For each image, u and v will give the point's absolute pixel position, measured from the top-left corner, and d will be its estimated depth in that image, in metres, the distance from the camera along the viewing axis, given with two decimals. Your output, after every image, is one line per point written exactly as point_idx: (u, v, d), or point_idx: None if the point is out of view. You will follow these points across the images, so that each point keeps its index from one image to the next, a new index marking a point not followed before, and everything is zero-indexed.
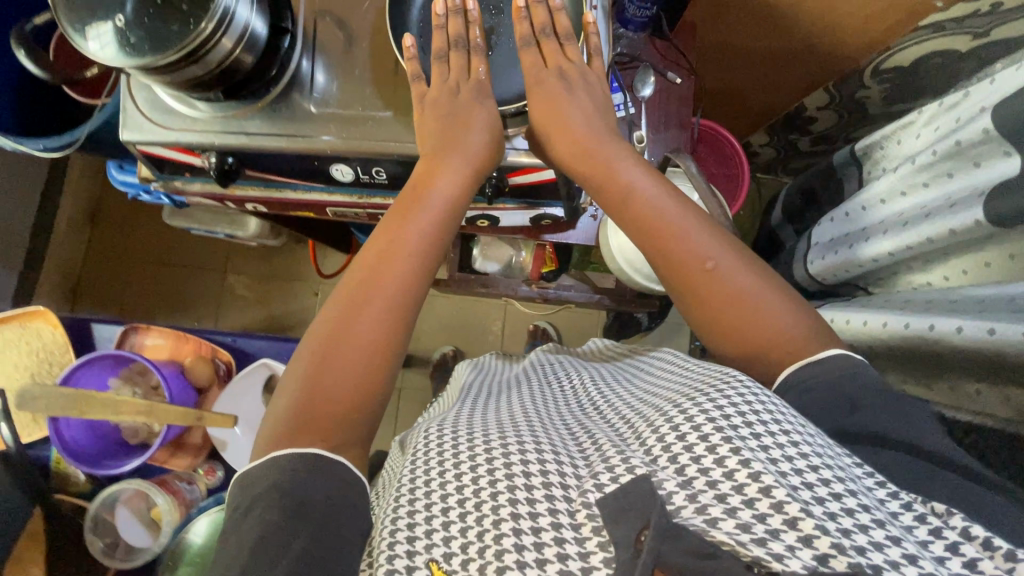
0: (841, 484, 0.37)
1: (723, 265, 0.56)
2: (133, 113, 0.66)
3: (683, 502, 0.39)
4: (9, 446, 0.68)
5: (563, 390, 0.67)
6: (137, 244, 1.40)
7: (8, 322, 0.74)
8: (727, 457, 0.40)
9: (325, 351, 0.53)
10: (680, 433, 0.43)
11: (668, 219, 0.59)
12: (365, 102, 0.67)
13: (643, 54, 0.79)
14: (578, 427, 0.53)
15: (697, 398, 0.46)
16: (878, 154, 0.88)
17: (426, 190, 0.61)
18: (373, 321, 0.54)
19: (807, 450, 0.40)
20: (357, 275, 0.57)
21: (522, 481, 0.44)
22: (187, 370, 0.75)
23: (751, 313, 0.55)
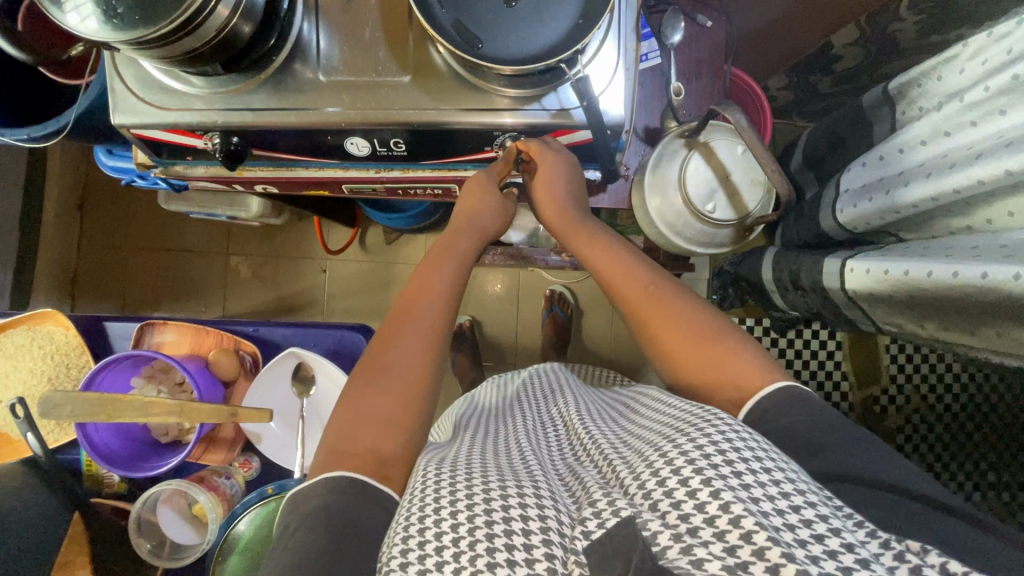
0: (824, 524, 0.38)
1: (687, 315, 0.60)
2: (123, 95, 0.60)
3: (669, 543, 0.38)
4: (37, 453, 0.65)
5: (546, 418, 0.65)
6: (132, 230, 1.34)
7: (16, 326, 0.71)
8: (708, 502, 0.39)
9: (354, 401, 0.56)
10: (659, 478, 0.42)
11: (640, 281, 0.63)
12: (379, 67, 0.61)
13: None
14: (566, 468, 0.52)
15: (677, 440, 0.45)
16: (914, 92, 0.83)
17: (436, 261, 0.67)
18: (400, 372, 0.57)
19: (788, 489, 0.40)
20: (379, 339, 0.61)
21: (519, 523, 0.41)
22: (211, 364, 0.72)
23: (719, 358, 0.57)
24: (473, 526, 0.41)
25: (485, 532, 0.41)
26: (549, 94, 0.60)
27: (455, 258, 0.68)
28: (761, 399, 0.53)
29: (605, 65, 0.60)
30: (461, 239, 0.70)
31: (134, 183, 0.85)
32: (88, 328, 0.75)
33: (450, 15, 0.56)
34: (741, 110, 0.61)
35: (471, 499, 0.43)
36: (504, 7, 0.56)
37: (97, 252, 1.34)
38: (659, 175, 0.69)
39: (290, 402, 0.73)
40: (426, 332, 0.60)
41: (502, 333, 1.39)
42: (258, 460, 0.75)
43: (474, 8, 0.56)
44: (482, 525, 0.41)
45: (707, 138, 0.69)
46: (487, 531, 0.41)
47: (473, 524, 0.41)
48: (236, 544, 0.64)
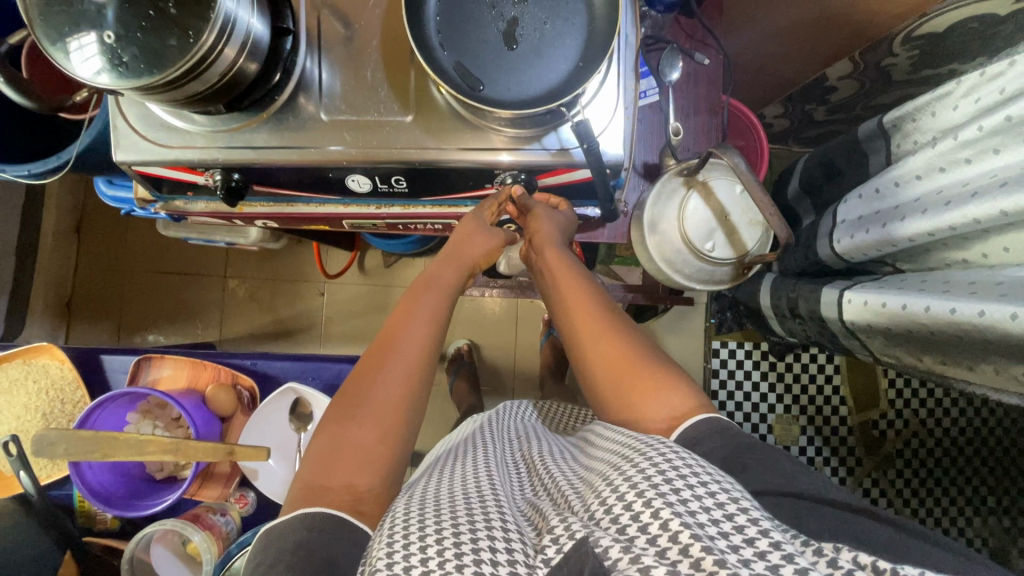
0: (754, 527, 0.39)
1: (644, 362, 0.59)
2: (125, 132, 0.61)
3: (619, 555, 0.38)
4: (29, 491, 0.64)
5: (513, 462, 0.63)
6: (129, 253, 1.34)
7: (11, 360, 0.70)
8: (650, 523, 0.40)
9: (336, 429, 0.55)
10: (606, 505, 0.43)
11: (605, 329, 0.62)
12: (381, 106, 0.62)
13: (668, 33, 0.73)
14: (528, 509, 0.50)
15: (624, 467, 0.46)
16: (909, 125, 0.84)
17: (419, 292, 0.66)
18: (380, 399, 0.56)
19: (723, 499, 0.41)
20: (358, 373, 0.59)
21: (488, 555, 0.40)
22: (208, 400, 0.71)
23: (656, 394, 0.56)
24: (442, 559, 0.39)
25: (455, 563, 0.39)
26: (549, 133, 0.61)
27: (438, 287, 0.68)
28: (686, 429, 0.52)
29: (604, 107, 0.61)
30: (445, 267, 0.70)
31: (134, 213, 0.85)
32: (84, 362, 0.75)
33: (452, 58, 0.57)
34: (739, 153, 0.61)
35: (442, 534, 0.42)
36: (506, 50, 0.57)
37: (95, 275, 1.33)
38: (659, 213, 0.70)
39: (287, 439, 0.73)
40: (410, 358, 0.60)
41: (501, 356, 1.38)
42: (255, 495, 0.74)
43: (476, 51, 0.57)
44: (452, 557, 0.40)
45: (706, 176, 0.69)
46: (456, 562, 0.39)
47: (444, 555, 0.40)
48: None
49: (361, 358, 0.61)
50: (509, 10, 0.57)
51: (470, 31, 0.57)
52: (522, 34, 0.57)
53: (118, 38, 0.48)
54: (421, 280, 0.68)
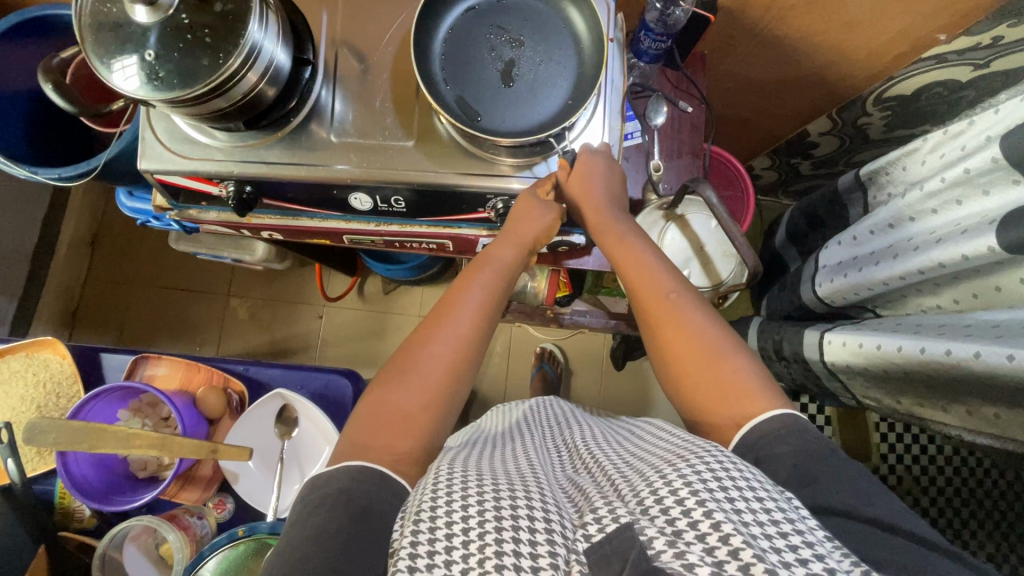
0: (809, 550, 0.38)
1: (710, 336, 0.59)
2: (152, 144, 0.66)
3: (663, 547, 0.38)
4: (14, 480, 0.65)
5: (555, 446, 0.64)
6: (137, 267, 1.38)
7: (14, 352, 0.73)
8: (700, 520, 0.39)
9: (387, 393, 0.58)
10: (657, 495, 0.42)
11: (670, 307, 0.62)
12: (387, 131, 0.67)
13: (654, 83, 0.80)
14: (573, 486, 0.51)
15: (678, 465, 0.45)
16: (883, 178, 0.89)
17: (475, 271, 0.67)
18: (426, 373, 0.59)
19: (778, 517, 0.40)
20: (409, 343, 0.63)
21: (526, 522, 0.42)
22: (198, 401, 0.73)
23: (719, 368, 0.57)
24: (482, 519, 0.42)
25: (494, 525, 0.42)
26: (539, 163, 0.67)
27: (494, 267, 0.67)
28: (756, 425, 0.52)
29: (592, 141, 0.67)
30: (503, 246, 0.68)
31: (149, 223, 0.91)
32: (84, 359, 0.77)
33: (453, 92, 0.62)
34: (711, 188, 0.66)
35: (483, 496, 0.44)
36: (503, 87, 0.63)
37: (102, 288, 1.37)
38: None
39: (271, 444, 0.74)
40: (455, 332, 0.62)
41: (492, 388, 1.39)
42: (232, 501, 0.75)
43: (475, 86, 0.63)
44: (491, 520, 0.42)
45: (684, 211, 0.74)
46: (495, 525, 0.42)
47: (485, 515, 0.43)
48: None
49: (409, 337, 0.63)
50: (507, 53, 0.63)
51: (470, 69, 0.63)
52: (519, 73, 0.63)
53: (158, 56, 0.54)
54: (468, 270, 0.68)
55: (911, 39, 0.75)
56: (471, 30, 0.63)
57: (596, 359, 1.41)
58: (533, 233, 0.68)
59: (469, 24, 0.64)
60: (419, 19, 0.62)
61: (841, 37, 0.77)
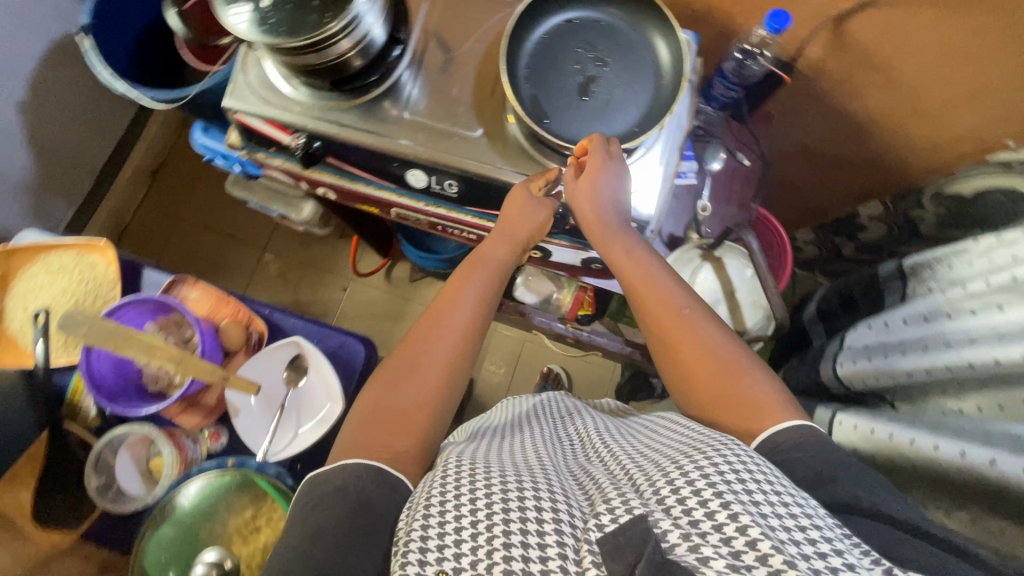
0: (830, 547, 0.36)
1: (718, 349, 0.58)
2: (242, 85, 0.71)
3: (678, 540, 0.38)
4: (38, 364, 0.69)
5: (562, 437, 0.65)
6: (188, 204, 1.45)
7: (68, 248, 0.77)
8: (717, 510, 0.39)
9: (384, 392, 0.59)
10: (673, 486, 0.42)
11: (677, 316, 0.61)
12: (457, 119, 0.70)
13: (717, 130, 0.82)
14: (580, 478, 0.51)
15: (694, 457, 0.45)
16: (926, 272, 0.88)
17: (470, 269, 0.69)
18: (428, 369, 0.60)
19: (802, 516, 0.39)
20: (407, 341, 0.63)
21: (533, 515, 0.43)
22: (220, 331, 0.76)
23: (732, 383, 0.55)
24: (490, 512, 0.43)
25: (502, 518, 0.42)
26: None
27: (489, 265, 0.69)
28: (772, 434, 0.50)
29: (647, 168, 0.69)
30: (499, 245, 0.69)
31: (214, 161, 0.96)
32: (127, 269, 0.81)
33: (529, 93, 0.66)
34: (756, 237, 0.69)
35: (490, 493, 0.45)
36: (576, 99, 0.66)
37: (151, 217, 1.44)
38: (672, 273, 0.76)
39: (277, 387, 0.76)
40: (458, 322, 0.64)
41: (491, 395, 1.40)
42: (227, 435, 0.76)
43: (552, 91, 0.66)
44: (500, 514, 0.43)
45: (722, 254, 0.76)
46: (504, 518, 0.42)
47: (492, 512, 0.43)
48: (171, 514, 0.66)
49: (403, 338, 0.64)
50: (590, 69, 0.66)
51: (551, 76, 0.66)
52: (595, 90, 0.66)
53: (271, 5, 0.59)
54: (462, 272, 0.69)
55: (981, 140, 0.75)
56: (558, 42, 0.67)
57: (600, 391, 1.40)
58: (526, 229, 0.69)
59: (559, 36, 0.67)
60: (513, 23, 0.65)
61: (910, 123, 0.78)
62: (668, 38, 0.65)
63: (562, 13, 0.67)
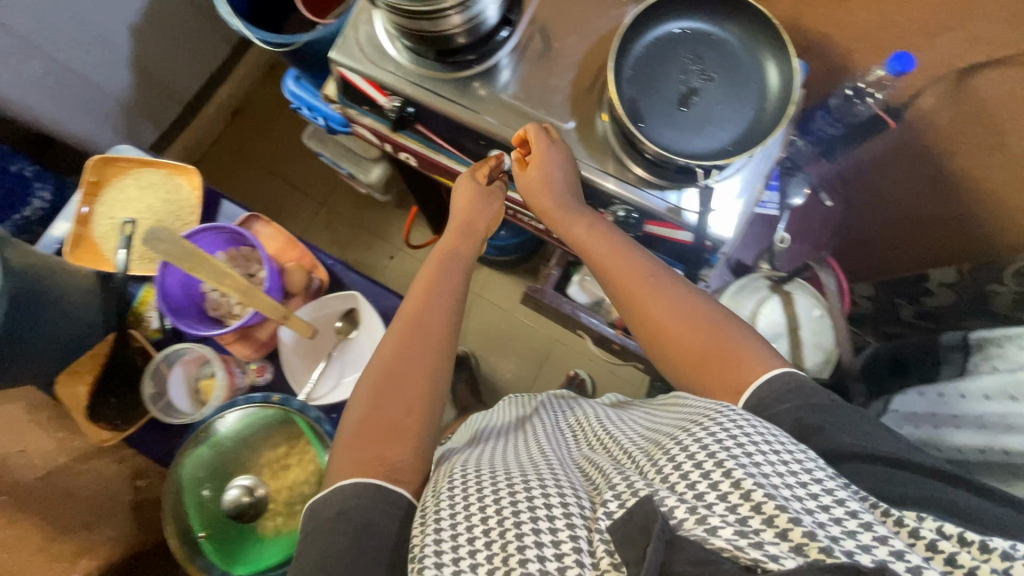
0: (834, 500, 0.39)
1: (694, 312, 0.60)
2: (351, 41, 0.74)
3: (684, 515, 0.40)
4: (118, 270, 0.73)
5: (564, 431, 0.66)
6: (260, 147, 1.49)
7: (159, 167, 0.82)
8: (722, 482, 0.41)
9: (372, 402, 0.59)
10: (677, 465, 0.44)
11: (648, 286, 0.62)
12: (552, 108, 0.71)
13: (807, 165, 0.81)
14: (582, 468, 0.52)
15: (691, 430, 0.47)
16: (994, 349, 0.83)
17: (438, 266, 0.71)
18: (409, 369, 0.61)
19: (806, 478, 0.41)
20: (388, 346, 0.63)
21: (543, 512, 0.43)
22: (284, 272, 0.78)
23: (722, 351, 0.57)
24: (501, 516, 0.44)
25: (513, 520, 0.43)
26: (672, 190, 0.68)
27: (459, 259, 0.72)
28: (757, 388, 0.54)
29: (733, 188, 0.67)
30: (463, 242, 0.74)
31: (299, 110, 1.00)
32: (207, 198, 0.85)
33: (630, 94, 0.65)
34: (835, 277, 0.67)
35: (498, 497, 0.46)
36: (676, 108, 0.66)
37: (222, 154, 1.49)
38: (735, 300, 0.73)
39: (329, 335, 0.78)
40: (441, 309, 0.66)
41: (514, 387, 1.40)
42: (271, 371, 0.78)
43: (653, 97, 0.66)
44: (510, 516, 0.43)
45: (791, 289, 0.74)
46: (515, 519, 0.43)
47: (502, 510, 0.44)
48: (209, 437, 0.68)
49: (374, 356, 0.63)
50: (694, 81, 0.66)
51: (654, 82, 0.66)
52: (695, 103, 0.65)
53: None
54: (431, 271, 0.70)
55: None
56: (667, 48, 0.66)
57: None
58: (485, 222, 0.75)
59: (669, 43, 0.66)
60: (629, 24, 0.65)
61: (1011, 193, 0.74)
62: (781, 63, 0.64)
63: (676, 21, 0.66)
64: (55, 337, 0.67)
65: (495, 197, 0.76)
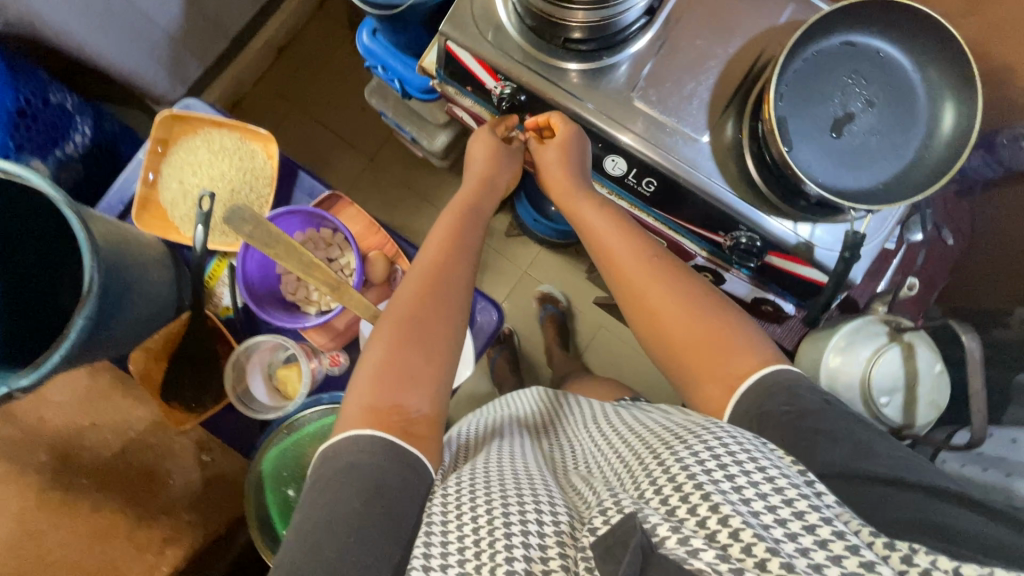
0: (818, 515, 0.37)
1: (695, 311, 0.59)
2: (464, 12, 0.66)
3: (668, 534, 0.36)
4: (197, 247, 0.68)
5: (559, 456, 0.64)
6: (308, 92, 1.39)
7: (231, 130, 0.75)
8: (699, 504, 0.39)
9: (394, 351, 0.56)
10: (658, 488, 0.42)
11: (645, 283, 0.62)
12: (686, 116, 0.63)
13: (934, 199, 0.75)
14: (574, 491, 0.51)
15: (675, 449, 0.45)
16: None
17: (461, 220, 0.68)
18: (434, 324, 0.59)
19: (790, 495, 0.38)
20: (413, 299, 0.60)
21: (535, 526, 0.42)
22: (367, 261, 0.73)
23: (721, 349, 0.56)
24: (491, 526, 0.42)
25: (502, 531, 0.42)
26: (805, 222, 0.62)
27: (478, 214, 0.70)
28: (761, 378, 0.52)
29: (879, 227, 0.61)
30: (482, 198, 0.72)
31: (375, 69, 0.91)
32: (284, 168, 0.78)
33: (782, 112, 0.58)
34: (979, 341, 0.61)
35: (490, 504, 0.44)
36: (829, 134, 0.59)
37: (268, 94, 1.39)
38: (851, 345, 0.67)
39: None
40: (460, 270, 0.64)
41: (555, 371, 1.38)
42: (345, 360, 0.73)
43: (806, 117, 0.58)
44: (500, 527, 0.42)
45: (912, 339, 0.67)
46: (505, 530, 0.42)
47: (493, 518, 0.43)
48: (297, 432, 0.67)
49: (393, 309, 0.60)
50: (855, 106, 0.58)
51: (809, 102, 0.58)
52: (850, 130, 0.59)
53: None
54: (451, 229, 0.67)
55: None
56: (831, 64, 0.58)
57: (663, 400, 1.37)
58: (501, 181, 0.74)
59: (835, 58, 0.58)
60: (800, 33, 0.56)
61: None
62: (959, 99, 0.57)
63: (847, 35, 0.59)
64: (140, 319, 0.63)
65: (515, 156, 0.74)
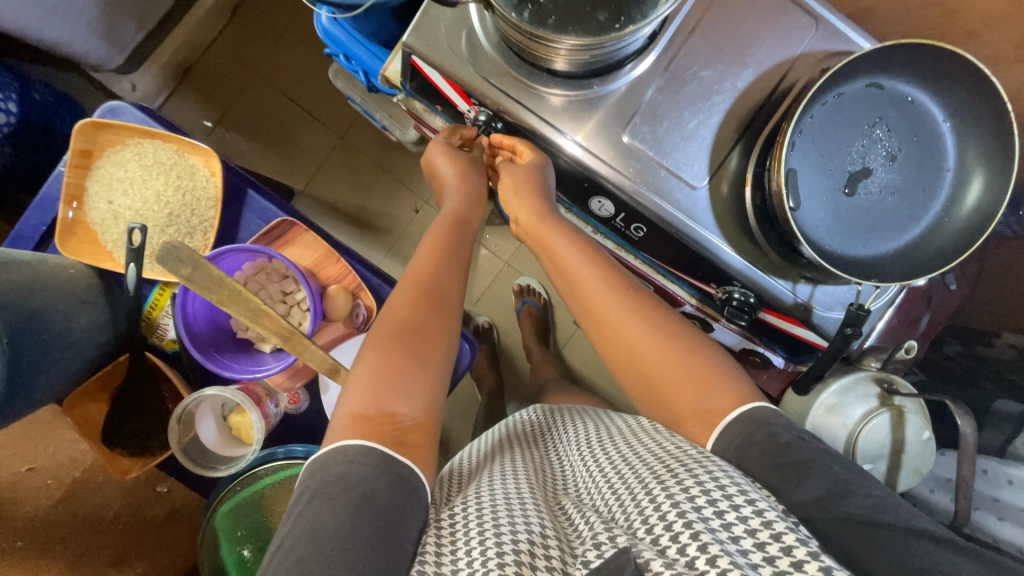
0: (804, 550, 0.36)
1: (668, 342, 0.55)
2: (432, 20, 0.55)
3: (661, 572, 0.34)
4: (129, 285, 0.61)
5: (552, 458, 0.61)
6: (268, 58, 1.25)
7: (165, 141, 0.66)
8: (688, 544, 0.37)
9: (385, 367, 0.52)
10: (648, 525, 0.40)
11: (613, 313, 0.57)
12: (683, 158, 0.55)
13: None
14: (564, 509, 0.48)
15: (662, 479, 0.43)
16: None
17: (443, 235, 0.64)
18: (432, 337, 0.55)
19: (777, 528, 0.37)
20: (407, 311, 0.55)
21: (529, 557, 0.39)
22: (326, 296, 0.67)
23: (694, 384, 0.52)
24: (485, 558, 0.39)
25: (496, 562, 0.38)
26: (803, 282, 0.57)
27: (456, 222, 0.66)
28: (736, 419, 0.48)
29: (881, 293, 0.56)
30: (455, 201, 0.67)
31: (335, 53, 0.79)
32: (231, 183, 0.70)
33: (794, 163, 0.50)
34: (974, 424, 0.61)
35: (483, 533, 0.41)
36: (841, 192, 0.52)
37: (223, 61, 1.24)
38: (841, 404, 0.66)
39: None
40: (446, 276, 0.60)
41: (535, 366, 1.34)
42: (305, 399, 0.70)
43: (820, 171, 0.51)
44: (493, 556, 0.39)
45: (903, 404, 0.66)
46: (497, 560, 0.38)
47: (484, 549, 0.40)
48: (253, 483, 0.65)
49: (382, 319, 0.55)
50: (874, 160, 0.51)
51: (825, 152, 0.51)
52: (866, 187, 0.52)
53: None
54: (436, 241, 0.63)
55: None
56: (852, 108, 0.51)
57: None
58: (473, 189, 0.68)
59: (858, 101, 0.51)
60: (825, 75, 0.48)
61: None
62: (992, 167, 0.50)
63: (874, 74, 0.51)
64: (66, 369, 0.57)
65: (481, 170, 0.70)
